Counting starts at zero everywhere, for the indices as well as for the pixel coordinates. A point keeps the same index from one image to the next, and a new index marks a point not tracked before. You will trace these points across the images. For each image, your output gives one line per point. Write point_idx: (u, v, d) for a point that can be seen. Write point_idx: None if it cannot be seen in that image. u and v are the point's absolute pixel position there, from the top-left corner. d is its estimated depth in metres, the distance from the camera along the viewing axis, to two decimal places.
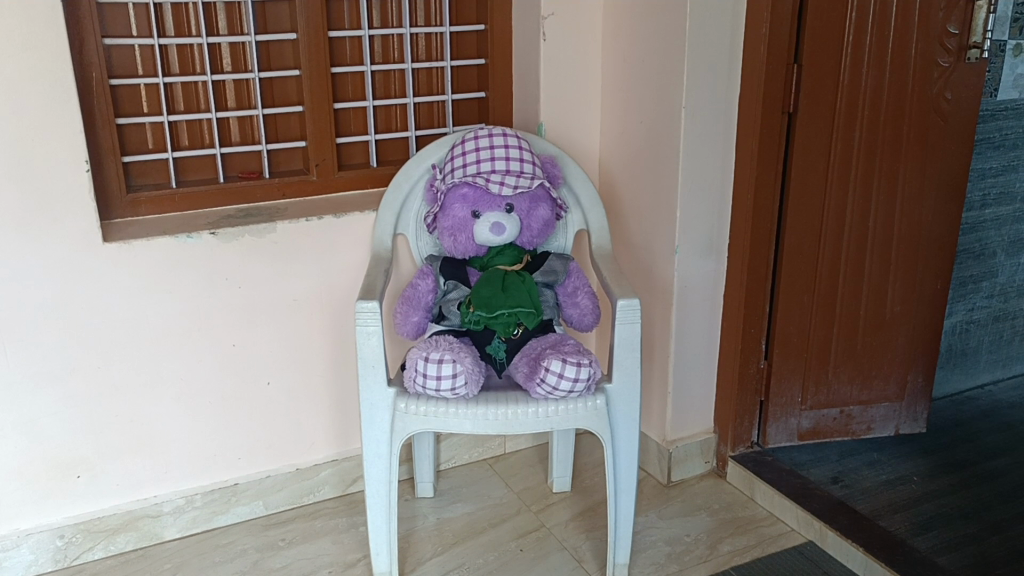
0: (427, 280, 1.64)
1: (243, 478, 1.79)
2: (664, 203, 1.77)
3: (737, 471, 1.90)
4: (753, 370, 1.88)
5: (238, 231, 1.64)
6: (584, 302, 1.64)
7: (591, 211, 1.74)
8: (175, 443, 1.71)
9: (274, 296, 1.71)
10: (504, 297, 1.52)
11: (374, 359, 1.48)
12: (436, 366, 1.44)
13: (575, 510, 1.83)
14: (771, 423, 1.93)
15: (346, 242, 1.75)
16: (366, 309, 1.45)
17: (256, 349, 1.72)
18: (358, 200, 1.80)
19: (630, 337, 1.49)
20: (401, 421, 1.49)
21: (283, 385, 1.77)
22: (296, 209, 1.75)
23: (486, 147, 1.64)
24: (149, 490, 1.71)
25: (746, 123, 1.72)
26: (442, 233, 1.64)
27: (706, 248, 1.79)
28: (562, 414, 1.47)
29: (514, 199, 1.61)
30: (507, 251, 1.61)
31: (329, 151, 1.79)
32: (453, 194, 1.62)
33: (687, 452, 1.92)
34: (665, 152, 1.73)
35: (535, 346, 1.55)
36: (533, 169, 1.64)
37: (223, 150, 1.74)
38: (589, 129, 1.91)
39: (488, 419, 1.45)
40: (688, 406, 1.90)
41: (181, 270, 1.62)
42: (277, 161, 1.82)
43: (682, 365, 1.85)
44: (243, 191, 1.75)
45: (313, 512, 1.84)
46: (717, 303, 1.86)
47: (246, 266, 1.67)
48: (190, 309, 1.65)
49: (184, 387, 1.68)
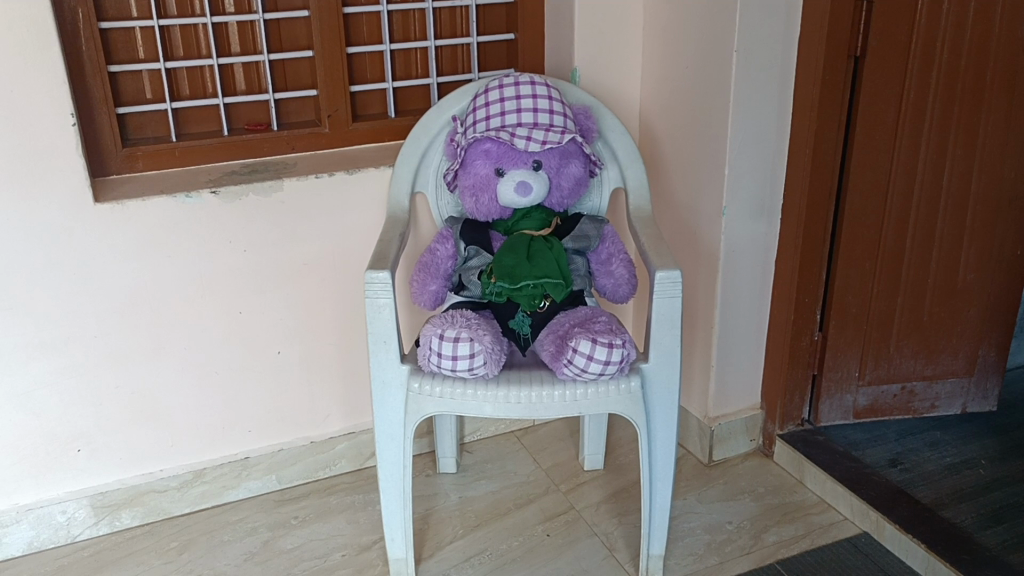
0: (446, 245, 1.49)
1: (254, 452, 1.68)
2: (711, 159, 1.59)
3: (786, 451, 1.75)
4: (805, 342, 1.72)
5: (242, 189, 1.50)
6: (619, 271, 1.48)
7: (629, 167, 1.57)
8: (181, 416, 1.60)
9: (283, 259, 1.58)
10: (529, 267, 1.36)
11: (386, 335, 1.34)
12: (451, 346, 1.30)
13: (608, 492, 1.70)
14: (824, 400, 1.77)
15: (360, 201, 1.60)
16: (377, 279, 1.31)
17: (265, 316, 1.60)
18: (374, 155, 1.65)
19: (668, 314, 1.33)
20: (415, 403, 1.35)
21: (295, 354, 1.65)
22: (305, 164, 1.60)
23: (511, 96, 1.47)
24: (155, 464, 1.61)
25: (806, 68, 1.53)
26: (463, 193, 1.49)
27: (757, 209, 1.62)
28: (592, 398, 1.32)
29: (542, 155, 1.45)
30: (533, 214, 1.46)
31: (342, 100, 1.64)
32: (475, 150, 1.46)
33: (731, 430, 1.77)
34: (713, 101, 1.55)
35: (563, 322, 1.39)
36: (564, 121, 1.48)
37: (227, 101, 1.59)
38: (629, 75, 1.73)
39: (510, 402, 1.31)
40: (733, 381, 1.75)
41: (181, 232, 1.49)
42: (286, 111, 1.68)
43: (727, 336, 1.69)
44: (249, 145, 1.61)
45: (329, 487, 1.72)
46: (768, 269, 1.69)
47: (250, 227, 1.54)
48: (191, 274, 1.52)
49: (188, 357, 1.57)
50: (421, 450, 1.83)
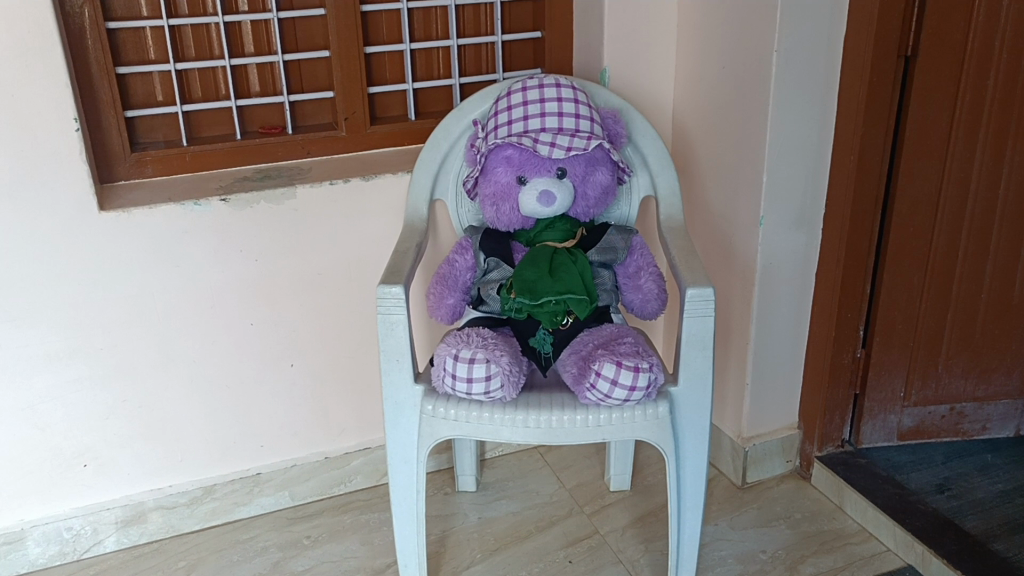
0: (465, 256, 1.41)
1: (267, 467, 1.62)
2: (748, 166, 1.49)
3: (825, 475, 1.65)
4: (847, 360, 1.62)
5: (252, 196, 1.44)
6: (648, 286, 1.39)
7: (660, 174, 1.48)
8: (191, 431, 1.54)
9: (296, 269, 1.51)
10: (551, 282, 1.28)
11: (399, 352, 1.27)
12: (465, 368, 1.22)
13: (635, 515, 1.61)
14: (866, 421, 1.66)
15: (376, 208, 1.53)
16: (390, 294, 1.24)
17: (277, 329, 1.54)
18: (392, 160, 1.57)
19: (700, 334, 1.25)
20: (429, 426, 1.28)
21: (309, 366, 1.59)
22: (320, 169, 1.54)
23: (535, 99, 1.39)
24: (164, 479, 1.56)
25: (852, 70, 1.42)
26: (484, 202, 1.41)
27: (798, 219, 1.52)
28: (616, 422, 1.24)
29: (567, 162, 1.36)
30: (557, 225, 1.38)
31: (360, 103, 1.57)
32: (497, 157, 1.39)
33: (766, 451, 1.67)
34: (751, 104, 1.45)
35: (587, 341, 1.29)
36: (590, 126, 1.39)
37: (240, 103, 1.53)
38: (661, 76, 1.64)
39: (529, 426, 1.24)
40: (769, 399, 1.65)
41: (189, 241, 1.43)
42: (302, 114, 1.61)
43: (763, 352, 1.60)
44: (263, 149, 1.54)
45: (344, 504, 1.66)
46: (808, 282, 1.59)
47: (262, 235, 1.47)
48: (201, 284, 1.46)
49: (197, 369, 1.51)
50: (441, 466, 1.76)
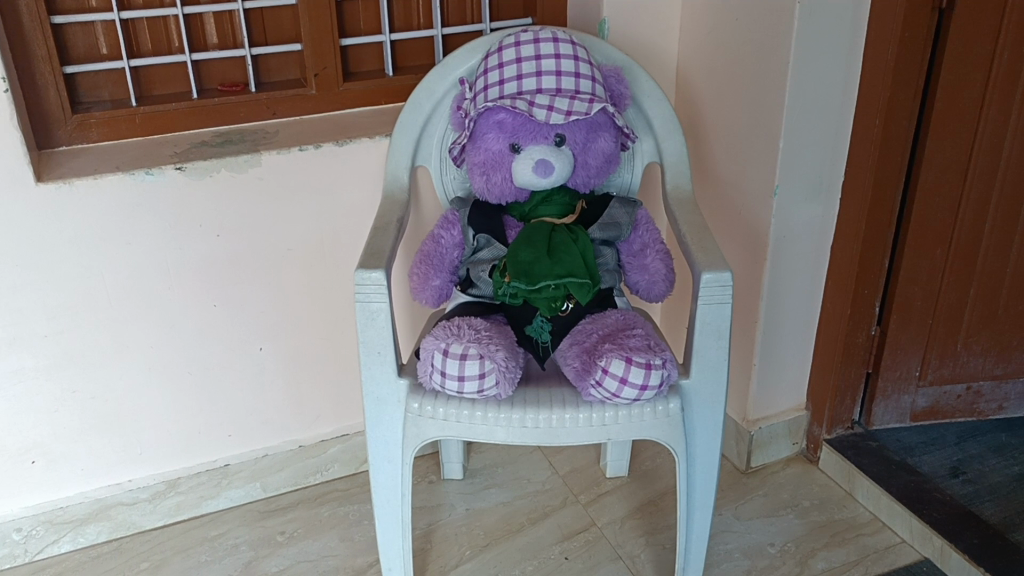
0: (452, 231, 1.28)
1: (235, 458, 1.49)
2: (762, 130, 1.36)
3: (833, 459, 1.55)
4: (861, 338, 1.51)
5: (212, 163, 1.28)
6: (655, 265, 1.26)
7: (666, 139, 1.34)
8: (151, 422, 1.41)
9: (263, 244, 1.36)
10: (550, 264, 1.15)
11: (381, 344, 1.14)
12: (457, 365, 1.08)
13: (634, 504, 1.51)
14: (878, 402, 1.56)
15: (351, 176, 1.38)
16: (369, 280, 1.11)
17: (244, 310, 1.39)
18: (368, 122, 1.42)
19: (715, 323, 1.13)
20: (415, 426, 1.15)
21: (280, 350, 1.45)
22: (288, 132, 1.37)
23: (530, 56, 1.23)
24: (123, 474, 1.42)
25: (880, 24, 1.28)
26: (473, 171, 1.27)
27: (814, 188, 1.39)
28: (623, 421, 1.12)
29: (566, 127, 1.22)
30: (554, 198, 1.24)
31: (331, 57, 1.40)
32: (487, 121, 1.24)
33: (772, 434, 1.57)
34: (768, 62, 1.31)
35: (590, 330, 1.16)
36: (592, 87, 1.24)
37: (196, 57, 1.36)
38: (664, 28, 1.49)
39: (526, 426, 1.11)
40: (777, 379, 1.54)
41: (142, 215, 1.27)
42: (266, 69, 1.44)
43: (773, 331, 1.48)
44: (222, 109, 1.37)
45: (321, 495, 1.53)
46: (823, 255, 1.46)
47: (224, 207, 1.32)
48: (157, 263, 1.31)
49: (156, 356, 1.37)
50: (424, 452, 1.64)
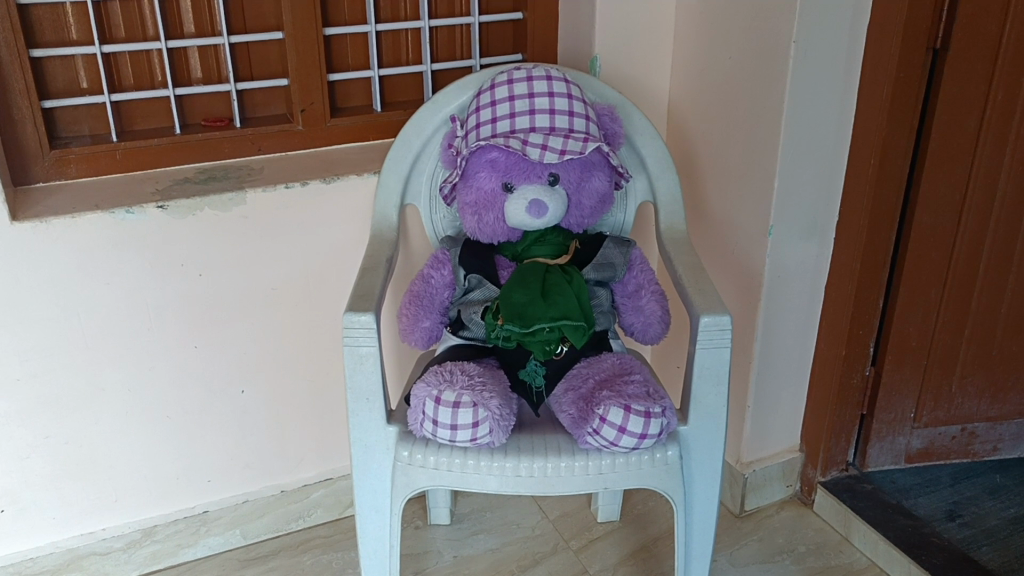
0: (442, 271, 1.24)
1: (215, 504, 1.43)
2: (756, 168, 1.34)
3: (828, 502, 1.53)
4: (856, 379, 1.49)
5: (195, 202, 1.24)
6: (650, 307, 1.23)
7: (660, 178, 1.32)
8: (128, 468, 1.35)
9: (247, 284, 1.32)
10: (544, 306, 1.12)
11: (370, 389, 1.11)
12: (450, 414, 1.04)
13: (626, 550, 1.47)
14: (873, 443, 1.54)
15: (338, 213, 1.34)
16: (358, 322, 1.07)
17: (226, 351, 1.35)
18: (356, 158, 1.38)
19: (713, 368, 1.10)
20: (404, 475, 1.11)
21: (263, 392, 1.40)
22: (273, 169, 1.34)
23: (522, 93, 1.21)
24: (97, 522, 1.36)
25: (875, 63, 1.27)
26: (464, 210, 1.24)
27: (808, 228, 1.38)
28: (620, 469, 1.09)
29: (560, 167, 1.19)
30: (548, 237, 1.22)
31: (318, 92, 1.37)
32: (479, 159, 1.21)
33: (766, 476, 1.54)
34: (762, 101, 1.30)
35: (585, 375, 1.12)
36: (586, 126, 1.22)
37: (179, 91, 1.32)
38: (656, 65, 1.47)
39: (520, 475, 1.08)
40: (771, 420, 1.51)
41: (121, 254, 1.23)
42: (251, 104, 1.40)
43: (767, 372, 1.46)
44: (206, 145, 1.34)
45: (303, 542, 1.48)
46: (818, 296, 1.45)
47: (207, 246, 1.28)
48: (136, 304, 1.27)
49: (133, 400, 1.32)
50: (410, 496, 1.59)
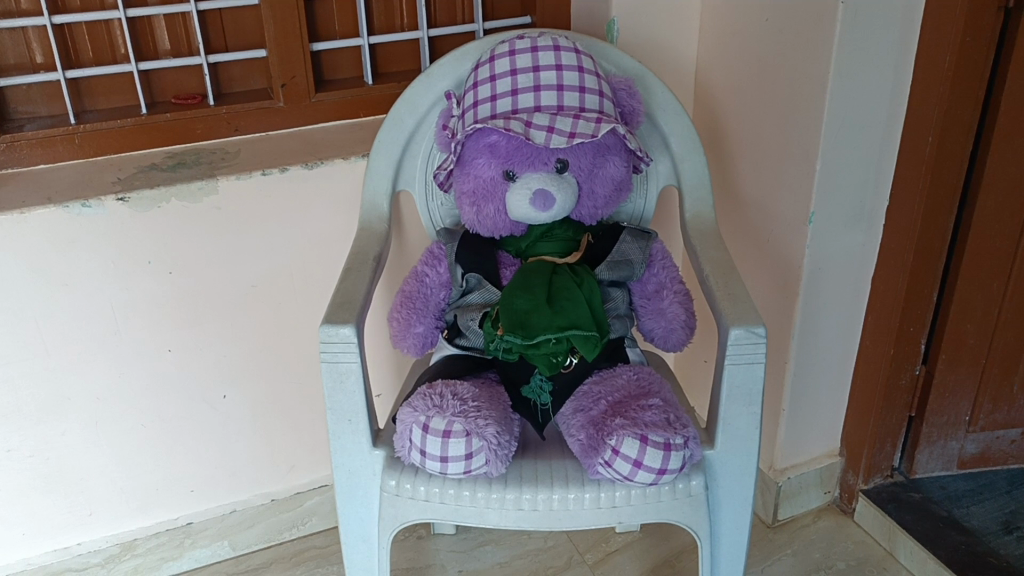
0: (438, 269, 1.10)
1: (199, 515, 1.32)
2: (796, 147, 1.18)
3: (872, 513, 1.38)
4: (904, 380, 1.34)
5: (160, 193, 1.11)
6: (672, 310, 1.08)
7: (685, 160, 1.16)
8: (101, 480, 1.24)
9: (225, 280, 1.19)
10: (549, 315, 0.98)
11: (352, 410, 0.97)
12: (439, 445, 0.90)
13: (647, 566, 1.34)
14: (922, 448, 1.40)
15: (324, 201, 1.20)
16: (337, 336, 0.94)
17: (204, 354, 1.23)
18: (343, 138, 1.24)
19: (745, 385, 0.96)
20: (392, 507, 0.98)
21: (247, 396, 1.28)
22: (251, 152, 1.20)
23: (526, 67, 1.06)
24: (70, 538, 1.26)
25: (936, 25, 1.10)
26: (462, 200, 1.09)
27: (855, 214, 1.22)
28: (637, 502, 0.95)
29: (570, 151, 1.04)
30: (556, 232, 1.07)
31: (300, 64, 1.22)
32: (477, 143, 1.06)
33: (802, 484, 1.40)
34: (804, 71, 1.13)
35: (598, 395, 0.98)
36: (600, 103, 1.06)
37: (144, 66, 1.18)
38: (682, 28, 1.31)
39: (522, 509, 0.94)
40: (808, 423, 1.37)
41: (79, 252, 1.10)
42: (228, 78, 1.26)
43: (805, 372, 1.31)
44: (176, 126, 1.20)
45: (296, 554, 1.37)
46: (863, 288, 1.29)
47: (176, 241, 1.15)
48: (101, 305, 1.14)
49: (103, 408, 1.20)
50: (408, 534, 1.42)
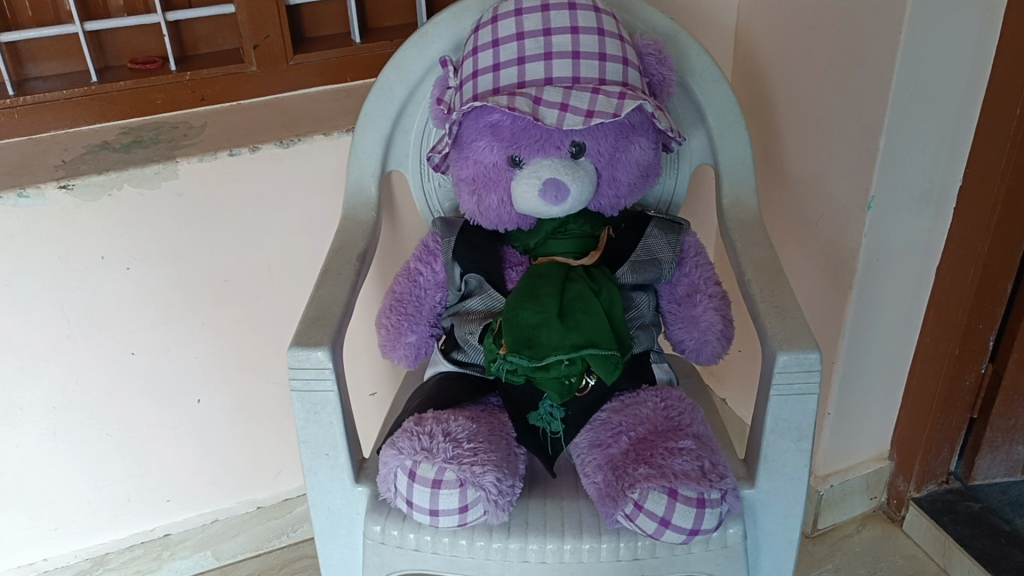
0: (433, 267, 0.96)
1: (178, 526, 1.21)
2: (856, 120, 1.00)
3: (924, 525, 1.24)
4: (969, 380, 1.17)
5: (110, 178, 0.95)
6: (707, 318, 0.92)
7: (723, 135, 0.99)
8: (66, 493, 1.12)
9: (192, 275, 1.05)
10: (561, 334, 0.82)
11: (330, 443, 0.82)
12: (428, 497, 0.76)
13: None
14: (984, 454, 1.25)
15: (305, 183, 1.05)
16: (309, 361, 0.78)
17: (175, 355, 1.09)
18: (326, 109, 1.08)
19: (793, 419, 0.80)
20: (377, 556, 0.83)
21: (226, 399, 1.15)
22: (219, 126, 1.04)
23: (535, 30, 0.88)
24: (36, 555, 1.14)
25: None
26: (460, 188, 0.93)
27: (922, 195, 1.04)
28: (663, 555, 0.80)
29: (587, 132, 0.87)
30: (571, 227, 0.91)
31: (273, 22, 1.05)
32: (477, 123, 0.89)
33: (847, 491, 1.25)
34: (869, 30, 0.94)
35: (618, 427, 0.83)
36: (624, 73, 0.89)
37: (92, 27, 1.01)
38: None
39: (527, 561, 0.80)
40: (856, 426, 1.22)
41: (18, 250, 0.95)
42: (192, 38, 1.10)
43: (855, 372, 1.15)
44: (133, 96, 1.04)
45: (286, 564, 1.26)
46: (925, 279, 1.12)
47: (134, 233, 0.99)
48: (49, 308, 0.99)
49: (62, 418, 1.07)
50: None
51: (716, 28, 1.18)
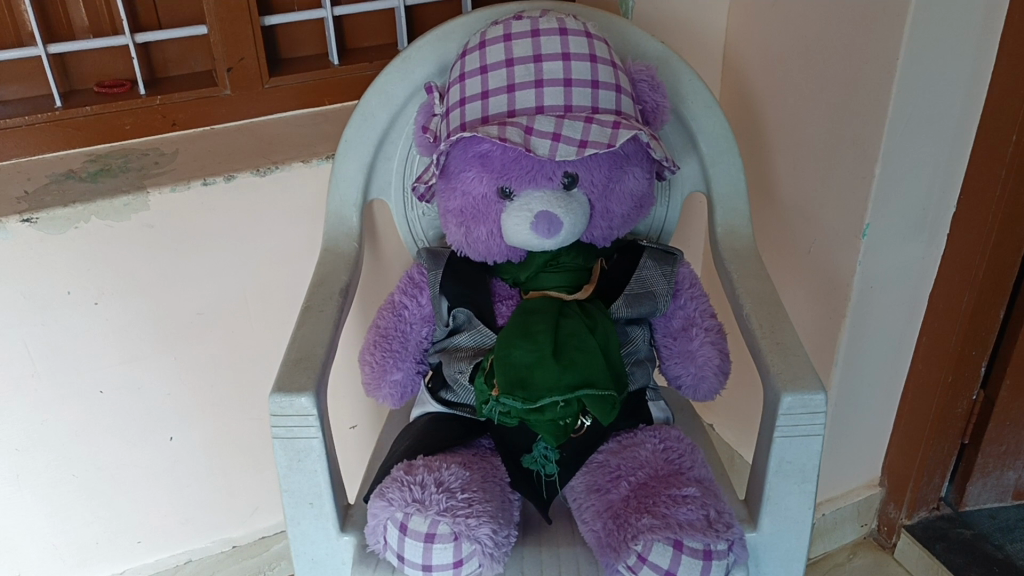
0: (419, 300, 0.91)
1: (149, 568, 1.15)
2: (850, 146, 0.97)
3: (916, 553, 1.22)
4: (961, 406, 1.16)
5: (76, 211, 0.89)
6: (704, 353, 0.89)
7: (716, 162, 0.96)
8: (30, 538, 1.06)
9: (164, 309, 1.00)
10: (554, 375, 0.79)
11: (314, 492, 0.78)
12: (420, 552, 0.73)
13: None
14: (975, 480, 1.24)
15: (283, 212, 1.00)
16: (292, 407, 0.73)
17: (146, 392, 1.04)
18: (304, 134, 1.04)
19: (798, 461, 0.77)
20: None
21: (200, 436, 1.10)
22: (191, 153, 0.99)
23: (525, 55, 0.85)
24: None
25: None
26: (447, 219, 0.89)
27: (916, 222, 1.02)
28: None
29: (579, 162, 0.84)
30: (562, 260, 0.88)
31: (248, 43, 1.01)
32: (465, 153, 0.85)
33: (838, 518, 1.24)
34: (864, 56, 0.92)
35: (615, 470, 0.80)
36: (617, 100, 0.85)
37: (56, 48, 0.96)
38: None
39: None
40: (848, 454, 1.19)
41: None
42: (161, 59, 1.05)
43: (847, 400, 1.13)
44: (100, 122, 0.98)
45: None
46: (918, 306, 1.10)
47: (102, 266, 0.94)
48: (11, 347, 0.94)
49: (26, 461, 1.01)
50: None
51: (704, 50, 1.16)
